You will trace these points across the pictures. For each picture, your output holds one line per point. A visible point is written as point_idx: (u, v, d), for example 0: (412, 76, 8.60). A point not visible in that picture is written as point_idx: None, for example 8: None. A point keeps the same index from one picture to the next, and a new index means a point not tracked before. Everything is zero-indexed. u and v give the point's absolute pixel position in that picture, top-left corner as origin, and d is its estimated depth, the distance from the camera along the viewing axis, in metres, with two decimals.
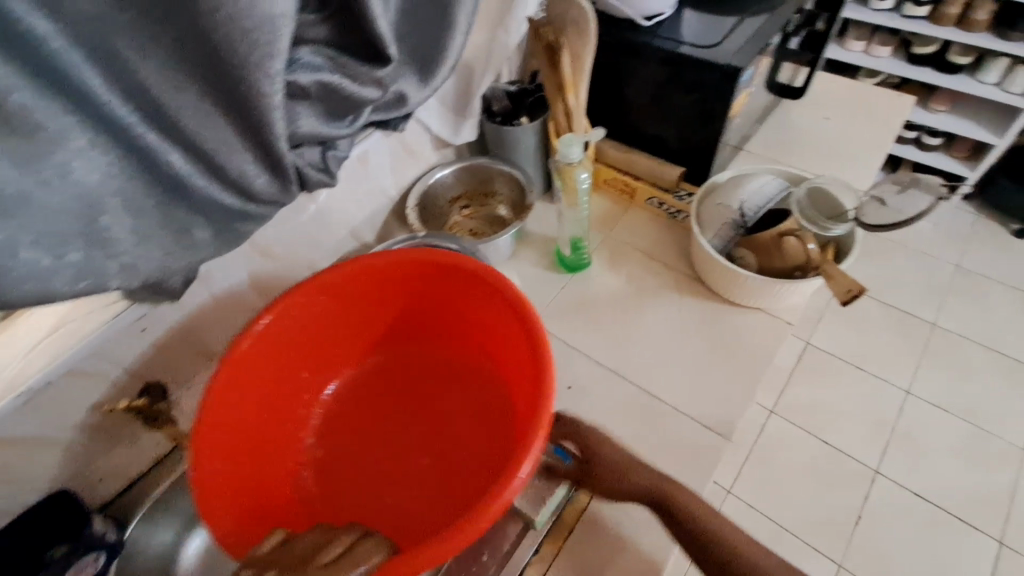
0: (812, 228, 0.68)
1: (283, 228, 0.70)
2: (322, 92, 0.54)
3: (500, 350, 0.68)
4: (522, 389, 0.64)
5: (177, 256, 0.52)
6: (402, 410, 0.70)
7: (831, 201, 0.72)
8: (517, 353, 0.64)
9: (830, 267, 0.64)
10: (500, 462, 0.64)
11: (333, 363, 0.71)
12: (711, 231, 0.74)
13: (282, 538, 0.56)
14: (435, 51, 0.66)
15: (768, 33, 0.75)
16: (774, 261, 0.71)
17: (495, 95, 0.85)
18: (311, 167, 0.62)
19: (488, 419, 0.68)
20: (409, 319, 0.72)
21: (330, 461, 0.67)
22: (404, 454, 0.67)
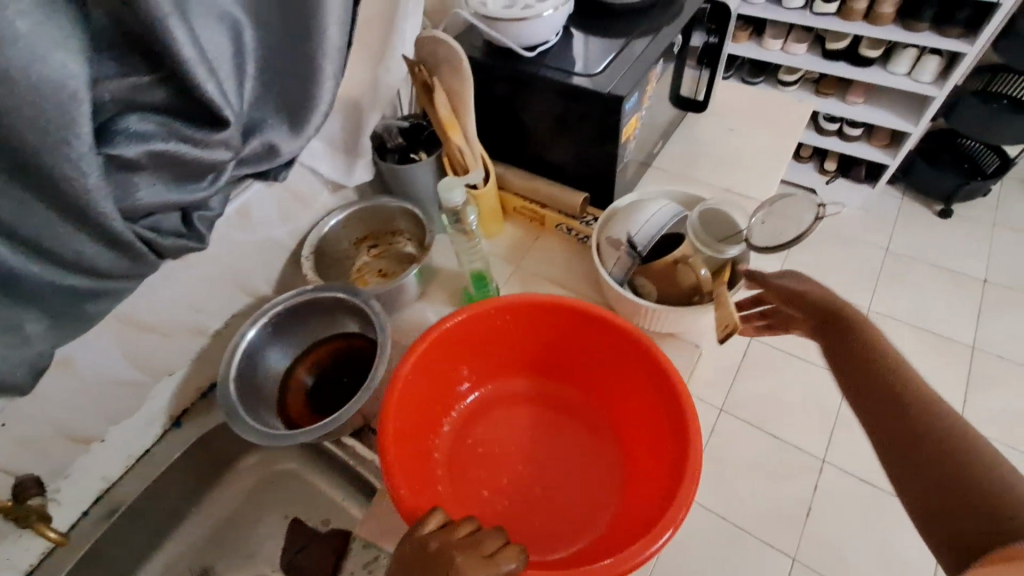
0: (703, 252, 0.67)
1: (157, 295, 0.65)
2: (156, 160, 0.50)
3: (628, 404, 0.71)
4: (644, 447, 0.68)
5: (6, 356, 0.48)
6: (527, 435, 0.74)
7: (723, 222, 0.72)
8: (653, 413, 0.66)
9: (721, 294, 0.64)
10: (606, 506, 0.68)
11: (483, 369, 0.75)
12: (609, 260, 0.73)
13: (443, 521, 0.52)
14: (303, 101, 0.63)
15: (652, 56, 0.75)
16: (672, 288, 0.71)
17: (387, 131, 0.82)
18: (168, 234, 0.57)
19: (602, 458, 0.71)
20: (549, 353, 0.75)
21: (452, 463, 0.72)
22: (527, 481, 0.70)
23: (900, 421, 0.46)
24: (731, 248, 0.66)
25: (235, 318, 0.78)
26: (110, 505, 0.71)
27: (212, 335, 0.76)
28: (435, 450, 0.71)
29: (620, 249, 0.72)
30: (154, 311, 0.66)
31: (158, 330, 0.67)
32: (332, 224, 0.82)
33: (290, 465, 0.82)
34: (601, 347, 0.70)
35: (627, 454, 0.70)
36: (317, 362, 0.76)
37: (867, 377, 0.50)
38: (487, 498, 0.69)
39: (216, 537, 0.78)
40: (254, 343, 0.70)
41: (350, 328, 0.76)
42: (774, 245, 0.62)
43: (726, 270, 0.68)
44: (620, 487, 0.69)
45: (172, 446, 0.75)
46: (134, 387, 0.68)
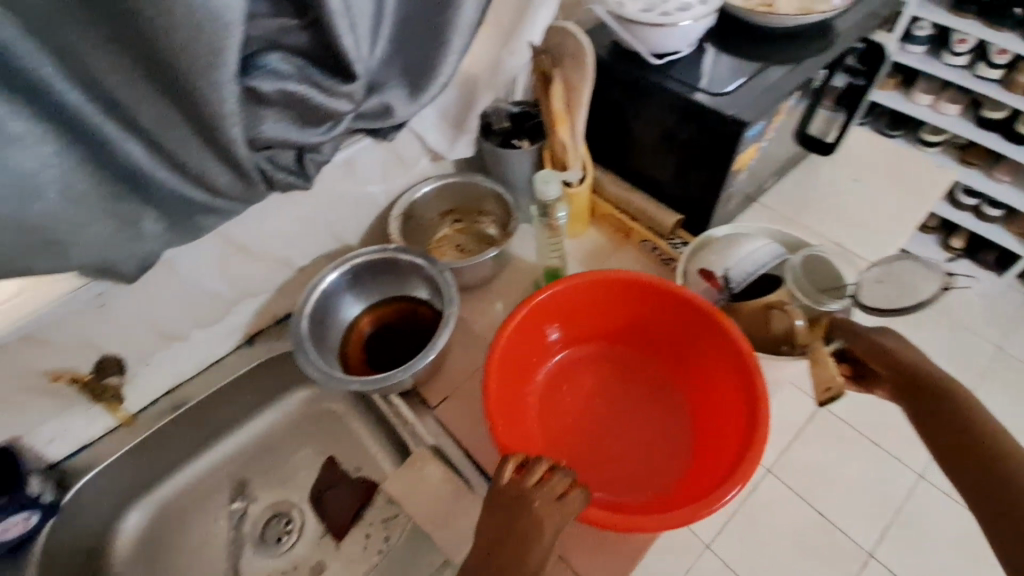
0: (802, 301, 0.63)
1: (258, 223, 0.70)
2: (284, 99, 0.53)
3: (714, 397, 0.67)
4: (717, 440, 0.64)
5: (122, 245, 0.52)
6: (609, 401, 0.72)
7: (829, 273, 0.67)
8: (731, 398, 0.64)
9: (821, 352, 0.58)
10: (668, 484, 0.65)
11: (574, 333, 0.74)
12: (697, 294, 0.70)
13: (519, 465, 0.54)
14: (427, 68, 0.65)
15: (786, 87, 0.70)
16: (760, 332, 0.67)
17: (496, 113, 0.83)
18: (281, 170, 0.62)
19: (679, 429, 0.69)
20: (648, 331, 0.73)
21: (534, 414, 0.71)
22: (598, 439, 0.69)
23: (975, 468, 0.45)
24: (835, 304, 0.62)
25: (318, 260, 0.83)
26: (175, 401, 0.78)
27: (296, 270, 0.81)
28: (527, 396, 0.72)
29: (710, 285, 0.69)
30: (252, 235, 0.71)
31: (251, 254, 0.72)
32: (425, 191, 0.85)
33: (337, 406, 0.85)
34: (699, 337, 0.67)
35: (701, 444, 0.67)
36: (381, 317, 0.79)
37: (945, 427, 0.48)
38: (564, 448, 0.68)
39: (256, 454, 0.83)
40: (332, 285, 0.74)
41: (419, 293, 0.78)
42: (885, 306, 0.58)
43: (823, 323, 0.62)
44: (685, 469, 0.66)
45: (239, 361, 0.81)
46: (220, 300, 0.74)
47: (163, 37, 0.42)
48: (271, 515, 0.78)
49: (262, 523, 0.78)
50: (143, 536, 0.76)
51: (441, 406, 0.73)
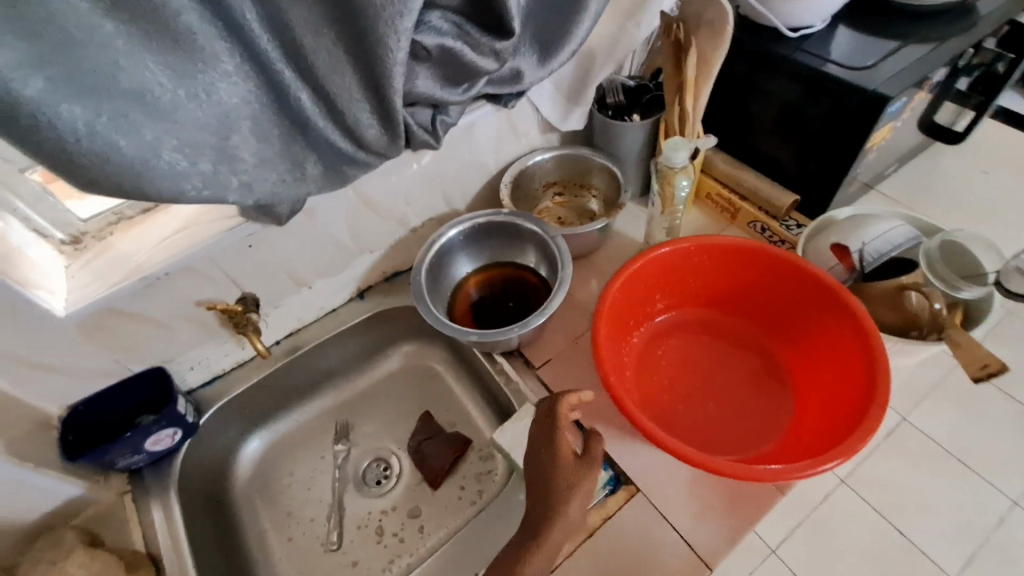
0: (940, 285, 0.62)
1: (386, 179, 0.74)
2: (442, 55, 0.57)
3: (822, 370, 0.66)
4: (821, 412, 0.63)
5: (287, 184, 0.57)
6: (708, 366, 0.72)
7: (964, 260, 0.65)
8: (841, 372, 0.62)
9: (961, 335, 0.60)
10: (762, 450, 0.64)
11: (678, 297, 0.74)
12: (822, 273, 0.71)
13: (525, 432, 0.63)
14: (560, 34, 0.67)
15: (929, 63, 0.67)
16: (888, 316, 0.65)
17: (612, 87, 0.83)
18: (420, 128, 0.65)
19: (779, 401, 0.68)
20: (757, 301, 0.72)
21: (634, 369, 0.71)
22: (695, 400, 0.69)
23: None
24: (976, 288, 0.62)
25: (430, 222, 0.87)
26: (292, 344, 0.84)
27: (410, 230, 0.85)
28: (627, 351, 0.72)
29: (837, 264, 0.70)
30: (381, 191, 0.75)
31: (376, 209, 0.77)
32: (536, 159, 0.87)
33: (436, 364, 0.89)
34: (815, 309, 0.66)
35: (801, 417, 0.66)
36: (488, 279, 0.82)
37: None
38: (662, 404, 0.68)
39: (358, 402, 0.88)
40: (449, 242, 0.77)
41: (527, 259, 0.80)
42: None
43: (960, 308, 0.63)
44: (780, 439, 0.65)
45: (351, 312, 0.86)
46: (344, 251, 0.79)
47: None
48: (373, 457, 0.83)
49: (363, 465, 0.82)
50: (261, 463, 0.82)
51: (544, 366, 0.75)
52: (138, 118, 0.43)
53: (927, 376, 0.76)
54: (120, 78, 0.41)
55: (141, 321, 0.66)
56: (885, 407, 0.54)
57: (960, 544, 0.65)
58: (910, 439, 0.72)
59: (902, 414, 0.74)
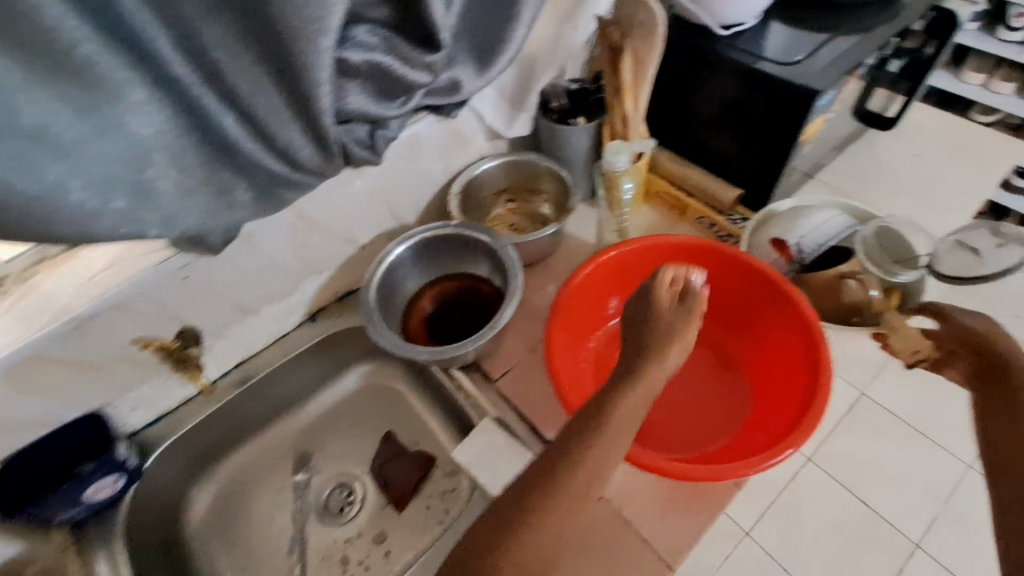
0: (877, 272, 0.64)
1: (327, 198, 0.72)
2: (371, 71, 0.55)
3: (772, 363, 0.66)
4: (773, 403, 0.64)
5: (215, 214, 0.54)
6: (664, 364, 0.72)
7: (897, 241, 0.68)
8: (788, 365, 0.63)
9: (896, 319, 0.63)
10: (716, 443, 0.65)
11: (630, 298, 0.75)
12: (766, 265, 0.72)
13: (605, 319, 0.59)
14: (496, 43, 0.66)
15: (856, 55, 0.69)
16: (830, 304, 0.68)
17: (554, 91, 0.82)
18: (358, 144, 0.63)
19: (732, 396, 0.69)
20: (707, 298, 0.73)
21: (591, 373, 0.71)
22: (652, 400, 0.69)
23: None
24: (909, 273, 0.64)
25: (380, 238, 0.84)
26: (242, 375, 0.80)
27: (359, 248, 0.82)
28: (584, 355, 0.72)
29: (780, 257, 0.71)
30: (324, 211, 0.72)
31: (320, 229, 0.74)
32: (485, 167, 0.86)
33: (395, 382, 0.87)
34: (761, 304, 0.67)
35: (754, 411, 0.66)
36: (443, 292, 0.81)
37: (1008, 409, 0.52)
38: None
39: (318, 427, 0.85)
40: (397, 259, 0.75)
41: (479, 269, 0.79)
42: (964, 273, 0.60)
43: (896, 293, 0.65)
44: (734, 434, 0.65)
45: (303, 336, 0.83)
46: (288, 272, 0.75)
47: (273, 9, 0.44)
48: (336, 483, 0.80)
49: (326, 492, 0.80)
50: (217, 501, 0.79)
51: (504, 377, 0.74)
52: (39, 159, 0.40)
53: (874, 356, 0.78)
54: (14, 117, 0.38)
55: (69, 368, 0.62)
56: (826, 400, 0.55)
57: (923, 509, 0.68)
58: (867, 415, 0.74)
59: (860, 390, 0.76)
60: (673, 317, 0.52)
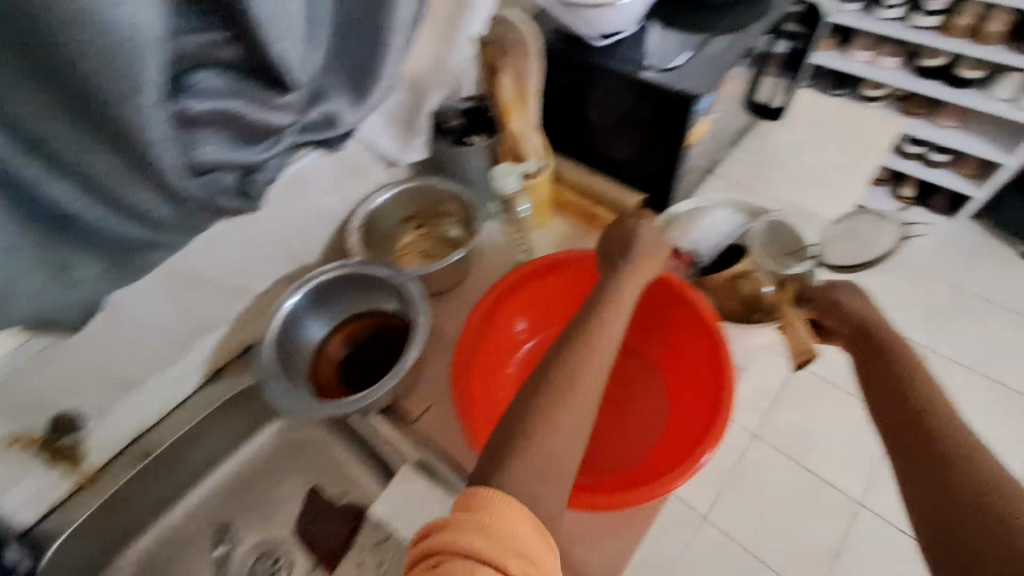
0: (768, 267, 0.68)
1: (207, 252, 0.67)
2: (223, 118, 0.50)
3: (681, 366, 0.68)
4: (689, 406, 0.65)
5: (57, 294, 0.49)
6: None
7: (786, 236, 0.71)
8: (696, 367, 0.66)
9: (790, 316, 0.65)
10: (639, 454, 0.65)
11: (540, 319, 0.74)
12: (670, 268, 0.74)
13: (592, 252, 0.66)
14: (369, 71, 0.63)
15: (728, 58, 0.71)
16: (729, 304, 0.71)
17: (447, 111, 0.78)
18: (226, 193, 0.58)
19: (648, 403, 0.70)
20: None
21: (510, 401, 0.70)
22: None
23: (916, 437, 0.47)
24: (799, 264, 0.68)
25: (279, 282, 0.80)
26: (141, 452, 0.73)
27: (255, 296, 0.78)
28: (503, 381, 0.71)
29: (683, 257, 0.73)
30: (206, 265, 0.68)
31: (205, 284, 0.69)
32: (382, 199, 0.82)
33: (315, 432, 0.82)
34: (665, 310, 0.68)
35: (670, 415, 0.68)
36: (353, 334, 0.76)
37: (891, 387, 0.52)
38: None
39: (236, 492, 0.79)
40: (295, 308, 0.71)
41: (389, 305, 0.75)
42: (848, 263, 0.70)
43: (792, 287, 0.67)
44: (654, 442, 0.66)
45: (205, 399, 0.77)
46: (179, 337, 0.71)
47: (80, 69, 0.39)
48: (258, 553, 0.75)
49: (249, 563, 0.74)
50: None
51: (423, 417, 0.71)
52: None
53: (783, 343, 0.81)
54: None
55: None
56: (733, 401, 0.58)
57: None
58: None
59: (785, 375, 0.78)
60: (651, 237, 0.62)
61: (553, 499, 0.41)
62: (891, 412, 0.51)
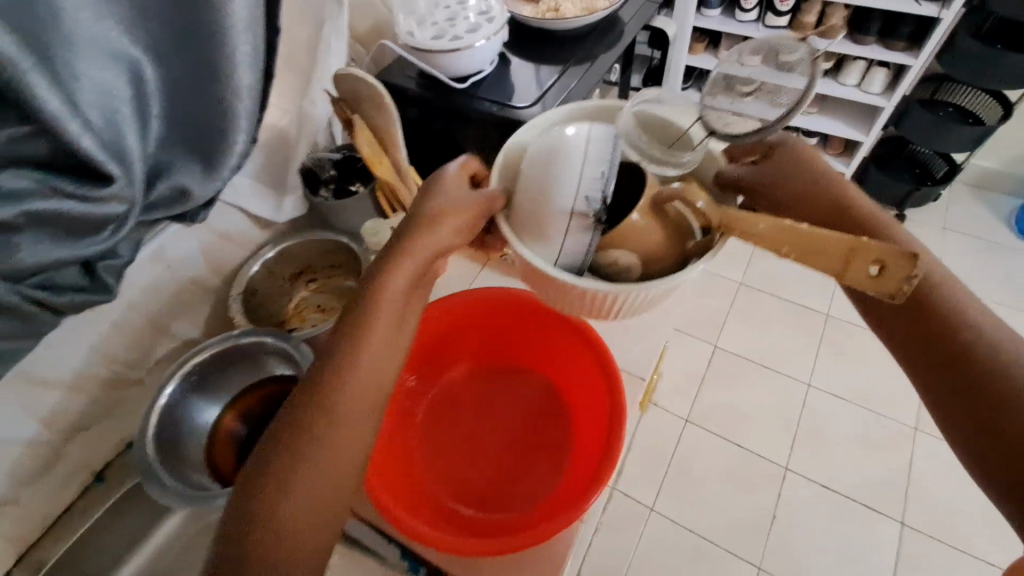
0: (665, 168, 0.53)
1: (64, 351, 0.62)
2: (35, 219, 0.47)
3: (578, 384, 0.71)
4: (593, 427, 0.67)
5: None
6: (491, 423, 0.73)
7: (661, 125, 0.56)
8: (589, 382, 0.69)
9: (753, 221, 0.42)
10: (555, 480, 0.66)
11: (438, 366, 0.77)
12: (559, 232, 0.46)
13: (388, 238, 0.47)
14: (216, 143, 0.61)
15: (584, 89, 0.74)
16: (658, 254, 0.49)
17: (319, 164, 0.79)
18: (66, 289, 0.54)
19: (553, 425, 0.72)
20: (505, 343, 0.77)
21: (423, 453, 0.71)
22: (492, 460, 0.70)
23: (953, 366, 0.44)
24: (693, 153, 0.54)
25: (157, 365, 0.75)
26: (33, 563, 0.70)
27: (132, 384, 0.73)
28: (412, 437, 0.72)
29: (572, 215, 0.46)
30: (61, 364, 0.63)
31: (62, 387, 0.64)
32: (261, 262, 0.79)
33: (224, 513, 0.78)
34: (551, 335, 0.72)
35: (576, 433, 0.70)
36: (246, 408, 0.70)
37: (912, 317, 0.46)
38: (463, 480, 0.68)
39: None
40: (174, 397, 0.66)
41: (278, 369, 0.70)
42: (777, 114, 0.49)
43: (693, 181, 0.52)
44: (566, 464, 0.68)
45: (90, 505, 0.74)
46: (44, 446, 0.66)
47: None
48: None
49: None
50: None
51: None
52: None
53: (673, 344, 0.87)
54: None
55: None
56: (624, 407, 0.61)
57: None
58: None
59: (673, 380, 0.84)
60: (453, 195, 0.48)
61: (316, 543, 0.39)
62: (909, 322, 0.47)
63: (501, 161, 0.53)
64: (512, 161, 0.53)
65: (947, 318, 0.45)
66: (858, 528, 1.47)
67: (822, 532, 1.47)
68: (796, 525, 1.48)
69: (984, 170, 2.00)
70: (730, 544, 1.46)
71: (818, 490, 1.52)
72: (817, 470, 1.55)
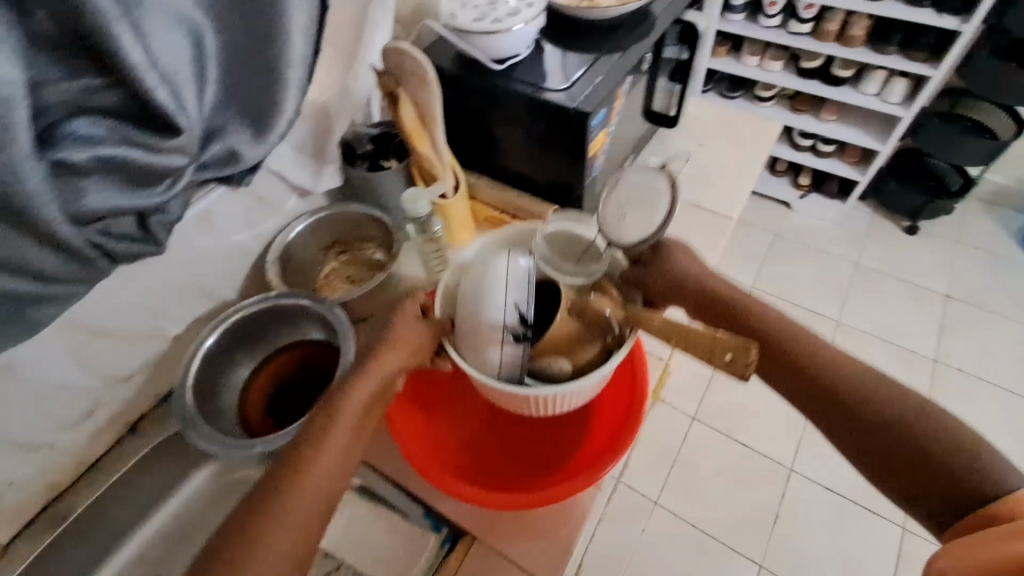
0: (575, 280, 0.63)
1: (111, 301, 0.65)
2: (105, 166, 0.50)
3: None
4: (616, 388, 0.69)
5: None
6: None
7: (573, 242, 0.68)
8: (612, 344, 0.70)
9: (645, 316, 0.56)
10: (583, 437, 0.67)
11: None
12: (496, 348, 0.57)
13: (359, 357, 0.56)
14: (267, 108, 0.63)
15: (618, 75, 0.76)
16: (586, 349, 0.60)
17: (356, 138, 0.81)
18: (123, 239, 0.57)
19: None
20: None
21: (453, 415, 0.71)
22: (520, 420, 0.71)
23: (847, 416, 0.52)
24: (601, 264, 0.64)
25: (195, 323, 0.78)
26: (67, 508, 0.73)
27: (170, 340, 0.76)
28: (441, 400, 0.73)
29: (503, 333, 0.57)
30: (109, 314, 0.66)
31: (108, 336, 0.67)
32: (297, 231, 0.82)
33: None
34: None
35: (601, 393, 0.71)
36: (281, 368, 0.74)
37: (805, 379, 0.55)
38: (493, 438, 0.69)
39: None
40: (215, 351, 0.69)
41: (313, 334, 0.75)
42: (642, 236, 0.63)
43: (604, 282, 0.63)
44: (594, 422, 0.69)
45: (124, 454, 0.77)
46: (87, 393, 0.69)
47: None
48: None
49: None
50: None
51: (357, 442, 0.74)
52: None
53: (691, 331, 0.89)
54: None
55: None
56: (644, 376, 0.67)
57: None
58: None
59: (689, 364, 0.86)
60: (409, 322, 0.57)
61: None
62: (804, 390, 0.55)
63: (444, 288, 0.65)
64: (453, 291, 0.65)
65: (826, 374, 0.53)
66: (860, 533, 1.48)
67: (823, 534, 1.48)
68: (797, 526, 1.49)
69: (1001, 185, 2.01)
70: (731, 541, 1.47)
71: (822, 493, 1.53)
72: (822, 473, 1.56)
